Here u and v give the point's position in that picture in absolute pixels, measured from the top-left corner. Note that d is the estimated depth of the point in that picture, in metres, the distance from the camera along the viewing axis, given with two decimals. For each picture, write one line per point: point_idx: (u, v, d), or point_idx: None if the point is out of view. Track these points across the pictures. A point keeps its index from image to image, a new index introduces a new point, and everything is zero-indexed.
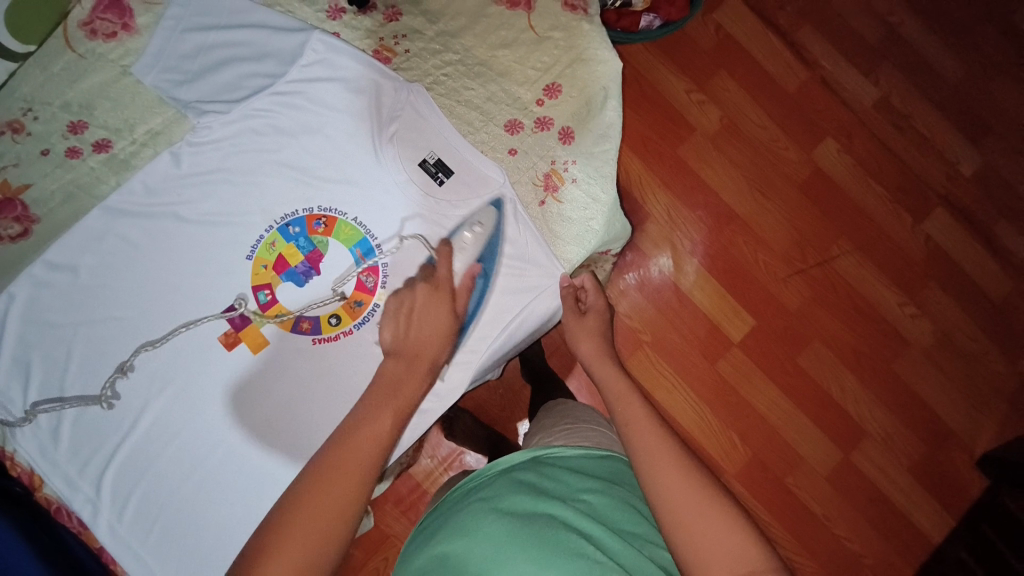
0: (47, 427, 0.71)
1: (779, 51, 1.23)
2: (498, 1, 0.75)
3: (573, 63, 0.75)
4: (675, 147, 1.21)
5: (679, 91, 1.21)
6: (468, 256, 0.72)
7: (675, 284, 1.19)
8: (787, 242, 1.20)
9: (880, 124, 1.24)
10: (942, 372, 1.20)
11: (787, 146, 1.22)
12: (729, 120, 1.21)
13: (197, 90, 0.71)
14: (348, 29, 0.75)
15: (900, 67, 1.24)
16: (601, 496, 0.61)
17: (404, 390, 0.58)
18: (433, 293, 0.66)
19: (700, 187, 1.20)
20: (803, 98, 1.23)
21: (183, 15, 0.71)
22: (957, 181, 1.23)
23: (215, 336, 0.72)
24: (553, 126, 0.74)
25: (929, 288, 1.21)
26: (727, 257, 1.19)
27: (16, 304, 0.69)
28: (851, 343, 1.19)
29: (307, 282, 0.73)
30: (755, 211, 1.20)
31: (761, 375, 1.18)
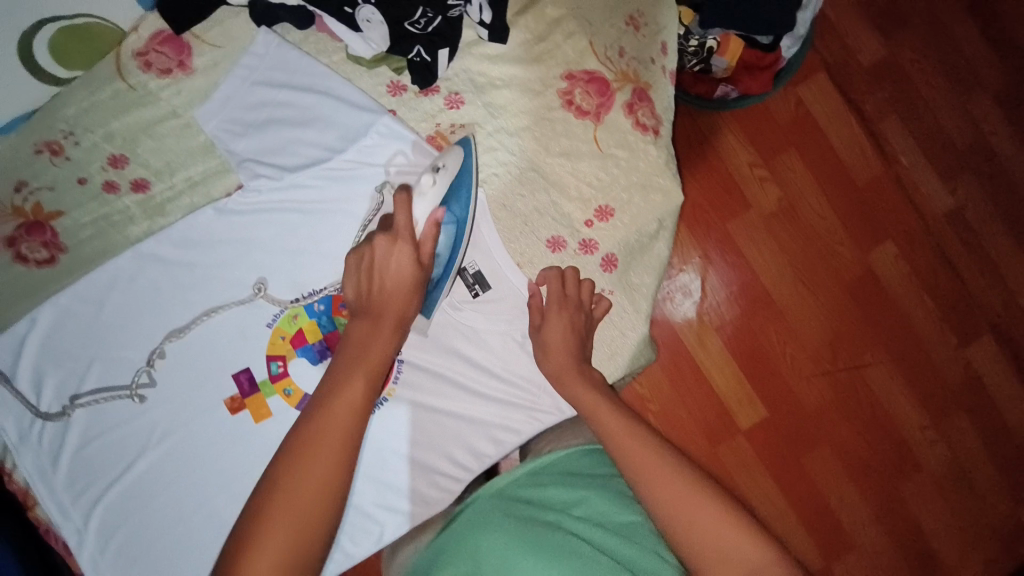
0: (48, 449, 0.67)
1: (859, 139, 1.13)
2: (566, 106, 0.70)
3: (633, 185, 0.71)
4: (725, 222, 1.12)
5: (742, 162, 1.12)
6: (430, 201, 0.62)
7: (693, 359, 1.11)
8: (820, 340, 1.12)
9: (947, 236, 1.15)
10: (949, 505, 1.13)
11: (843, 240, 1.13)
12: (787, 202, 1.12)
13: (253, 145, 0.70)
14: (406, 109, 0.72)
15: (982, 182, 1.15)
16: (600, 495, 0.60)
17: (374, 347, 0.56)
18: (395, 250, 0.58)
19: (739, 264, 1.11)
20: (873, 195, 1.13)
21: (258, 67, 0.70)
22: (1013, 311, 1.16)
23: (220, 399, 0.70)
24: (596, 250, 0.71)
25: (955, 417, 1.14)
26: (753, 342, 1.11)
27: (37, 329, 0.67)
28: (862, 456, 1.12)
29: (321, 362, 0.70)
30: (792, 300, 1.12)
31: (761, 469, 1.11)
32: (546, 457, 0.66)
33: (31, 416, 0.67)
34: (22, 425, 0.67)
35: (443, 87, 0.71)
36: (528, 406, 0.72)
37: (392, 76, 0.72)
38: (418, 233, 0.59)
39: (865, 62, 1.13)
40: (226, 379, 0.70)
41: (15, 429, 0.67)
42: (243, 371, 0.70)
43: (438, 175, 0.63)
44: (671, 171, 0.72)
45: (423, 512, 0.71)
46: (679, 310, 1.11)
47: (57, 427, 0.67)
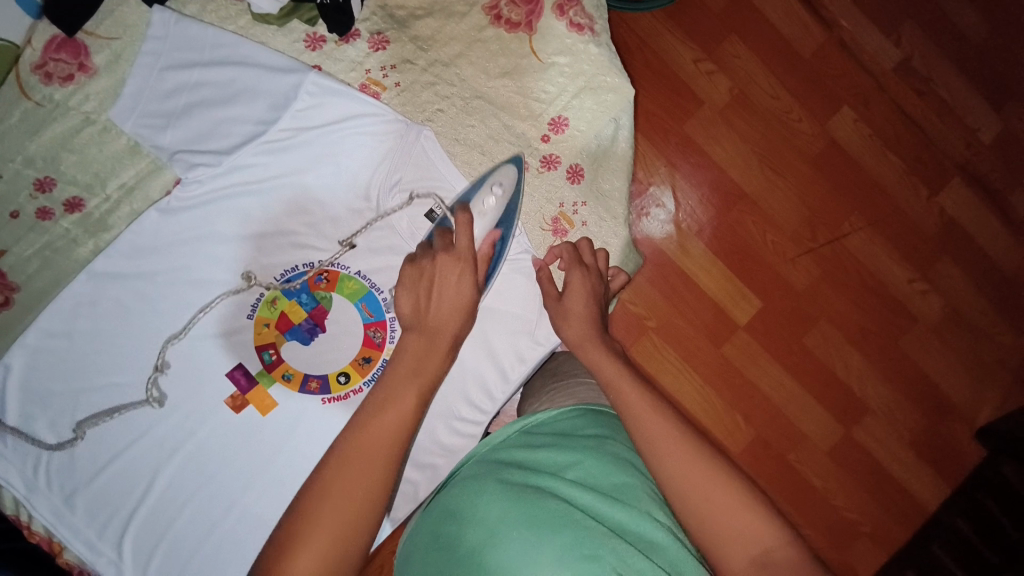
0: (62, 492, 0.65)
1: (795, 10, 1.11)
2: (496, 23, 0.68)
3: (584, 89, 0.69)
4: (681, 123, 1.10)
5: (687, 60, 1.09)
6: (489, 221, 0.62)
7: (679, 266, 1.11)
8: (797, 221, 1.13)
9: (899, 89, 1.14)
10: (948, 349, 1.16)
11: (800, 117, 1.12)
12: (738, 91, 1.10)
13: (180, 135, 0.65)
14: (331, 61, 0.68)
15: (924, 27, 1.13)
16: (593, 457, 0.55)
17: (428, 367, 0.53)
18: (456, 268, 0.57)
19: (705, 163, 1.10)
20: (821, 63, 1.12)
21: (162, 50, 0.65)
22: (976, 149, 1.16)
23: (221, 399, 0.67)
24: (560, 164, 0.70)
25: (939, 263, 1.16)
26: (733, 237, 1.11)
27: (13, 375, 0.64)
28: (858, 322, 1.14)
29: (312, 340, 0.69)
30: (762, 188, 1.12)
31: (766, 356, 1.13)
32: (537, 417, 0.63)
33: (32, 463, 0.65)
34: (26, 475, 0.65)
35: (363, 29, 0.68)
36: (529, 336, 0.72)
37: (306, 29, 0.68)
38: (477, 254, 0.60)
39: None
40: (221, 379, 0.67)
41: (20, 480, 0.64)
42: (237, 367, 0.68)
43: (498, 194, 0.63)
44: (617, 66, 0.69)
45: (450, 461, 0.72)
46: (656, 224, 1.11)
47: (65, 466, 0.65)
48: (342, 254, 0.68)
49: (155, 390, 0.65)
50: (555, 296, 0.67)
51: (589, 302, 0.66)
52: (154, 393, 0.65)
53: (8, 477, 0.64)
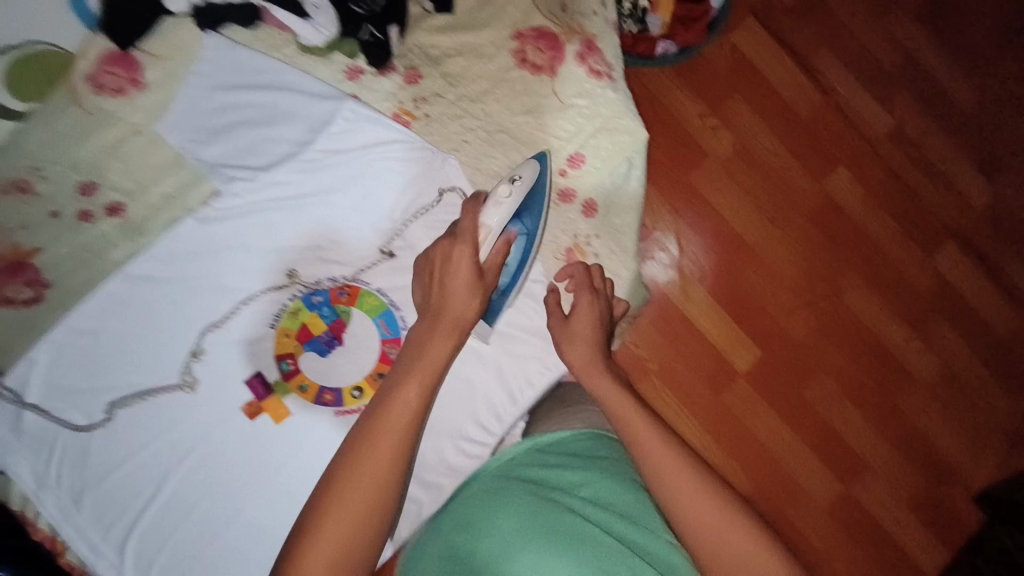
0: (69, 490, 0.66)
1: (795, 75, 1.19)
2: (521, 65, 0.73)
3: (602, 129, 0.74)
4: (686, 173, 1.16)
5: (692, 114, 1.16)
6: (503, 211, 0.60)
7: (682, 310, 1.14)
8: (796, 272, 1.17)
9: (893, 153, 1.21)
10: (944, 408, 1.18)
11: (800, 174, 1.18)
12: (741, 146, 1.17)
13: (223, 150, 0.71)
14: (367, 90, 0.73)
15: (915, 98, 1.21)
16: (607, 479, 0.58)
17: (430, 351, 0.57)
18: (456, 252, 0.59)
19: (708, 212, 1.15)
20: (819, 125, 1.19)
21: (213, 73, 0.71)
22: (967, 214, 1.21)
23: (237, 406, 0.69)
24: (575, 198, 0.74)
25: (934, 322, 1.19)
26: (734, 285, 1.15)
27: (36, 369, 0.67)
28: (855, 376, 1.17)
29: (330, 352, 0.71)
30: (763, 238, 1.16)
31: (765, 405, 1.14)
32: (549, 436, 0.64)
33: (46, 459, 0.66)
34: (37, 469, 0.66)
35: (400, 64, 0.73)
36: (540, 359, 0.74)
37: (347, 62, 0.73)
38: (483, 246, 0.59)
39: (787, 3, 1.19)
40: (239, 386, 0.69)
41: (32, 474, 0.66)
42: (254, 375, 0.69)
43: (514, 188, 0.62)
44: (632, 112, 0.74)
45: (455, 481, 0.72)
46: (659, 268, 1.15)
47: (77, 461, 0.66)
48: (381, 261, 0.72)
49: (192, 376, 0.68)
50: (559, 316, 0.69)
51: (597, 327, 0.68)
52: (190, 378, 0.68)
53: (19, 470, 0.66)
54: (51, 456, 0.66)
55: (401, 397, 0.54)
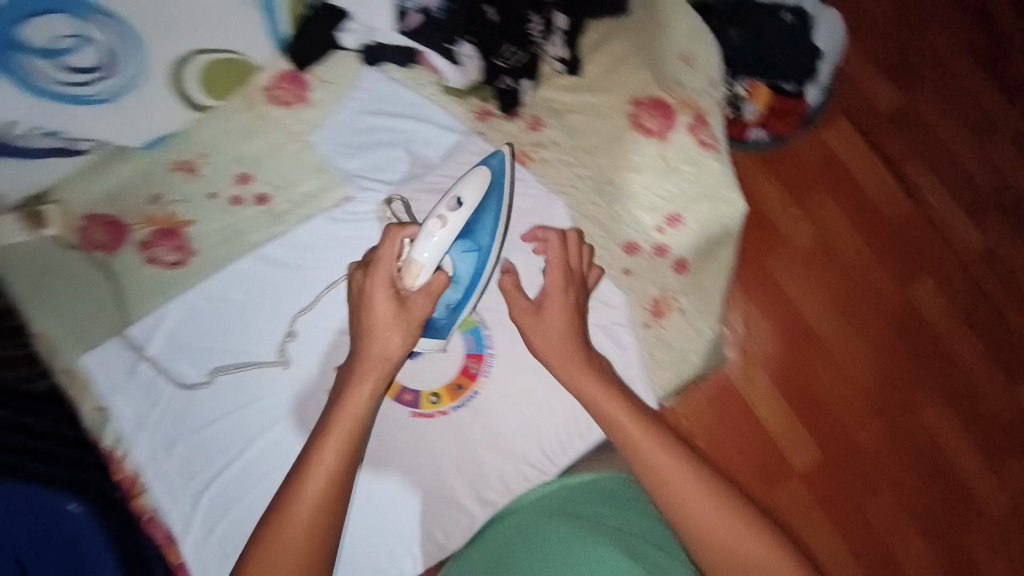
0: (165, 439, 0.77)
1: (886, 180, 1.20)
2: (635, 127, 0.78)
3: (701, 197, 0.77)
4: (763, 257, 1.16)
5: (775, 201, 1.19)
6: (434, 244, 0.62)
7: (741, 394, 1.11)
8: (867, 376, 1.13)
9: (982, 273, 1.18)
10: (1014, 552, 1.10)
11: (880, 277, 1.17)
12: (822, 240, 1.17)
13: (362, 163, 0.82)
14: (494, 131, 0.82)
15: (1009, 221, 1.20)
16: (633, 514, 0.66)
17: (376, 354, 0.62)
18: (381, 287, 0.62)
19: (781, 299, 1.15)
20: (905, 232, 1.19)
21: (367, 99, 0.83)
22: None
23: (328, 382, 0.79)
24: (669, 254, 0.78)
25: (1013, 457, 1.12)
26: (800, 378, 1.12)
27: (165, 324, 0.80)
28: (920, 498, 1.10)
29: (416, 356, 0.77)
30: (835, 335, 1.14)
31: (818, 512, 1.08)
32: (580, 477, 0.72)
33: (150, 405, 0.78)
34: (140, 414, 0.77)
35: (525, 112, 0.81)
36: None
37: (479, 104, 0.81)
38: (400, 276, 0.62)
39: (883, 108, 1.21)
40: (332, 368, 0.79)
41: (136, 416, 0.77)
42: None
43: (449, 215, 0.64)
44: (732, 186, 0.77)
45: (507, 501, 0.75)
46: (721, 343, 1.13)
47: (174, 413, 0.78)
48: None
49: (287, 351, 0.80)
50: (525, 305, 0.70)
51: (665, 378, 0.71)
52: (286, 354, 0.80)
53: (127, 410, 0.77)
54: (156, 403, 0.78)
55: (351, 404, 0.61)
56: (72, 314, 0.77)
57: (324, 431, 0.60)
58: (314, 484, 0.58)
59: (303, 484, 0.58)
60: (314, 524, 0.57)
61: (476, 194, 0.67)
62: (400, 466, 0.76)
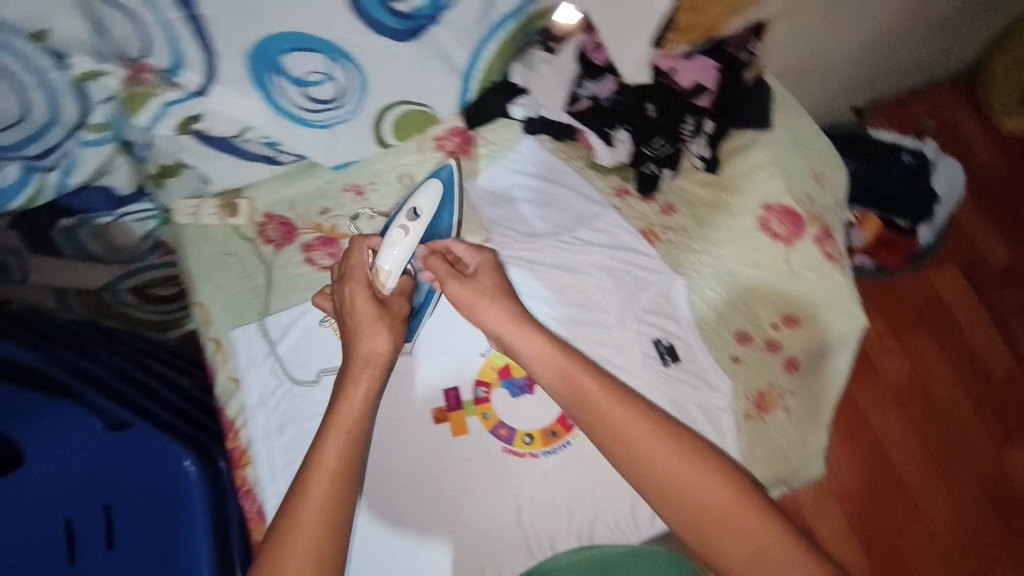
0: (279, 420, 0.85)
1: (989, 334, 1.20)
2: (763, 228, 0.83)
3: (828, 304, 0.80)
4: (853, 384, 1.16)
5: (872, 331, 1.20)
6: (399, 253, 0.72)
7: (811, 519, 1.09)
8: (951, 533, 1.08)
9: None
10: None
11: (975, 432, 1.14)
12: (917, 380, 1.17)
13: (506, 214, 0.92)
14: (627, 208, 0.90)
15: None
16: None
17: (368, 358, 0.68)
18: (356, 291, 0.71)
19: (866, 431, 1.14)
20: (1005, 392, 1.17)
21: (522, 162, 0.94)
22: None
23: (429, 406, 0.82)
24: (780, 352, 0.80)
25: None
26: (877, 518, 1.09)
27: (303, 319, 0.91)
28: None
29: (519, 395, 0.83)
30: (920, 482, 1.11)
31: None
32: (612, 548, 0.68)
33: (275, 386, 0.87)
34: (265, 391, 0.86)
35: (659, 197, 0.89)
36: None
37: (619, 182, 0.90)
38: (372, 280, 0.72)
39: (995, 265, 1.24)
40: (437, 391, 0.84)
41: (260, 392, 0.86)
42: (453, 388, 0.84)
43: (410, 224, 0.74)
44: (856, 299, 0.80)
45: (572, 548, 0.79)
46: None
47: (294, 397, 0.87)
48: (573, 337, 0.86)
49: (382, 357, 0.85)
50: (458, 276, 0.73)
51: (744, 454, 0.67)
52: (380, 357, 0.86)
53: (254, 385, 0.86)
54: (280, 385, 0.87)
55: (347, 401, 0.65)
56: (234, 294, 0.89)
57: (325, 429, 0.64)
58: (320, 480, 0.61)
59: (309, 483, 0.61)
60: (327, 519, 0.59)
61: (432, 201, 0.76)
62: (481, 494, 0.80)
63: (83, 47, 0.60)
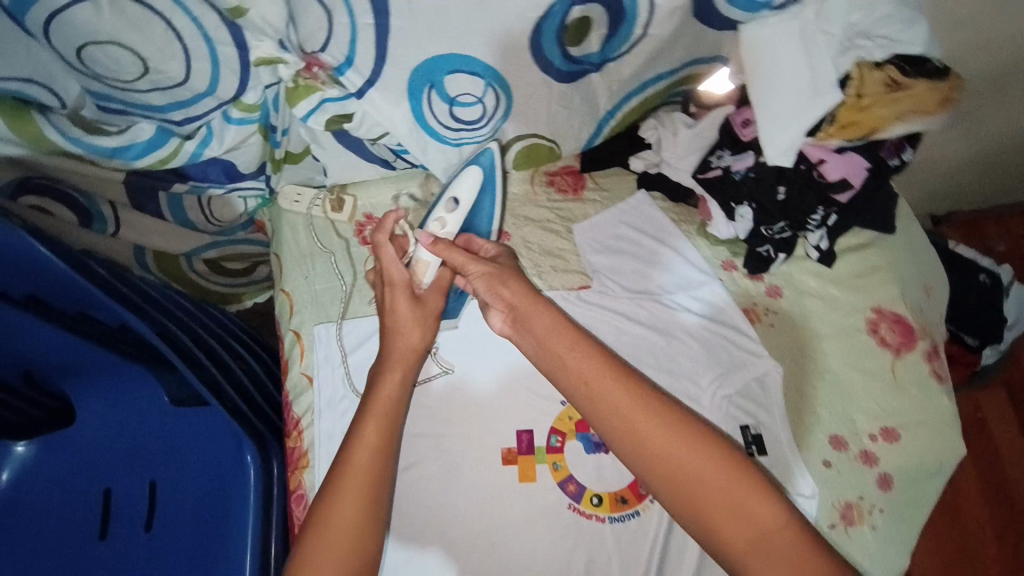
0: (343, 429, 0.81)
1: None
2: (871, 334, 0.83)
3: (925, 422, 0.79)
4: None
5: None
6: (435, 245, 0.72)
7: None
8: None
9: None
10: None
11: (1003, 562, 1.15)
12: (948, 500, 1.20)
13: (607, 262, 0.88)
14: (732, 283, 0.87)
15: None
16: None
17: (402, 347, 0.71)
18: (396, 287, 0.72)
19: None
20: None
21: (631, 213, 0.91)
22: None
23: (500, 446, 0.80)
24: (876, 465, 0.77)
25: None
26: None
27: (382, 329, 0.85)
28: None
29: (594, 452, 0.79)
30: None
31: None
32: None
33: (343, 393, 0.82)
34: (334, 396, 0.82)
35: (767, 278, 0.87)
36: None
37: (728, 255, 0.89)
38: (411, 272, 0.73)
39: None
40: (511, 432, 0.80)
41: (328, 397, 0.82)
42: (526, 431, 0.80)
43: (447, 216, 0.75)
44: (954, 426, 0.79)
45: None
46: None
47: None
48: None
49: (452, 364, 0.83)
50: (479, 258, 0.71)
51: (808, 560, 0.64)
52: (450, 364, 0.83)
53: (325, 388, 0.82)
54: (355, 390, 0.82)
55: (385, 383, 0.69)
56: (320, 289, 0.87)
57: (363, 409, 0.68)
58: (363, 447, 0.65)
59: (351, 452, 0.65)
60: (370, 486, 0.64)
61: (470, 188, 0.76)
62: (540, 548, 0.76)
63: (273, 33, 0.61)
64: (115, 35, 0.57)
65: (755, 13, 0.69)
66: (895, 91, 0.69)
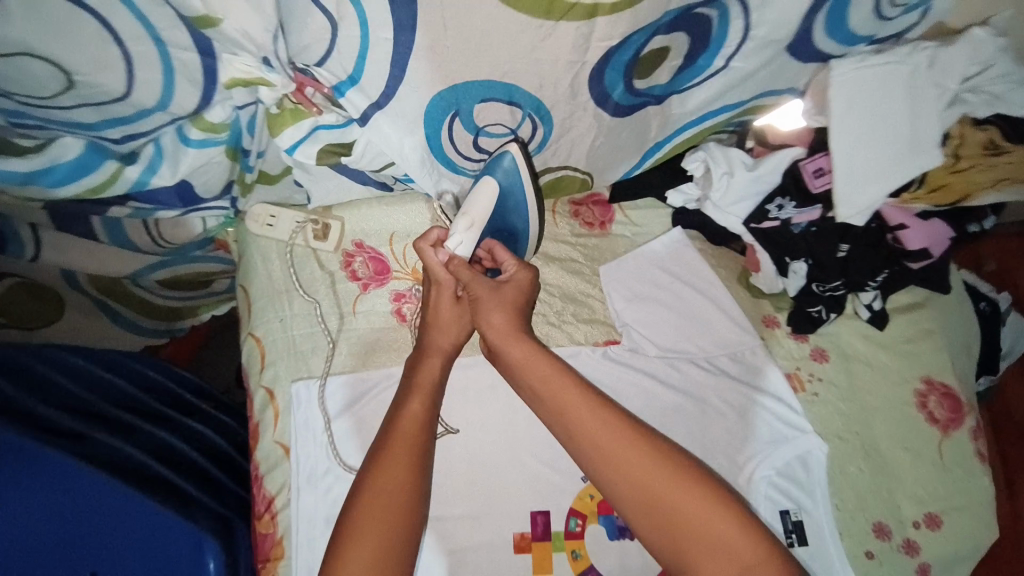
0: (327, 510, 0.69)
1: None
2: (920, 408, 0.76)
3: (968, 508, 0.74)
4: None
5: None
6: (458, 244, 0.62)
7: None
8: None
9: None
10: None
11: None
12: None
13: (637, 313, 0.77)
14: (775, 344, 0.78)
15: None
16: None
17: (441, 335, 0.64)
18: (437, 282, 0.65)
19: None
20: None
21: (662, 254, 0.79)
22: None
23: (512, 530, 0.70)
24: (917, 555, 0.72)
25: None
26: None
27: (371, 390, 0.72)
28: None
29: (618, 538, 0.71)
30: None
31: None
32: None
33: (327, 466, 0.70)
34: (317, 469, 0.70)
35: (812, 339, 0.78)
36: None
37: (768, 310, 0.78)
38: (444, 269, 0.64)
39: None
40: (526, 514, 0.71)
41: (307, 473, 0.69)
42: (542, 512, 0.71)
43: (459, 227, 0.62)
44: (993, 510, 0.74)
45: None
46: None
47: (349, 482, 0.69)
48: None
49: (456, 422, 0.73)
50: (484, 280, 0.63)
51: None
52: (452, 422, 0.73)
53: (303, 459, 0.70)
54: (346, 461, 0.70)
55: (430, 361, 0.64)
56: (297, 335, 0.73)
57: (409, 383, 0.63)
58: (411, 419, 0.61)
59: (397, 426, 0.61)
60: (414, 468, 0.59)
61: (485, 208, 0.61)
62: None
63: (254, 48, 0.48)
64: (27, 42, 0.43)
65: (850, 47, 0.59)
66: (996, 155, 0.61)
